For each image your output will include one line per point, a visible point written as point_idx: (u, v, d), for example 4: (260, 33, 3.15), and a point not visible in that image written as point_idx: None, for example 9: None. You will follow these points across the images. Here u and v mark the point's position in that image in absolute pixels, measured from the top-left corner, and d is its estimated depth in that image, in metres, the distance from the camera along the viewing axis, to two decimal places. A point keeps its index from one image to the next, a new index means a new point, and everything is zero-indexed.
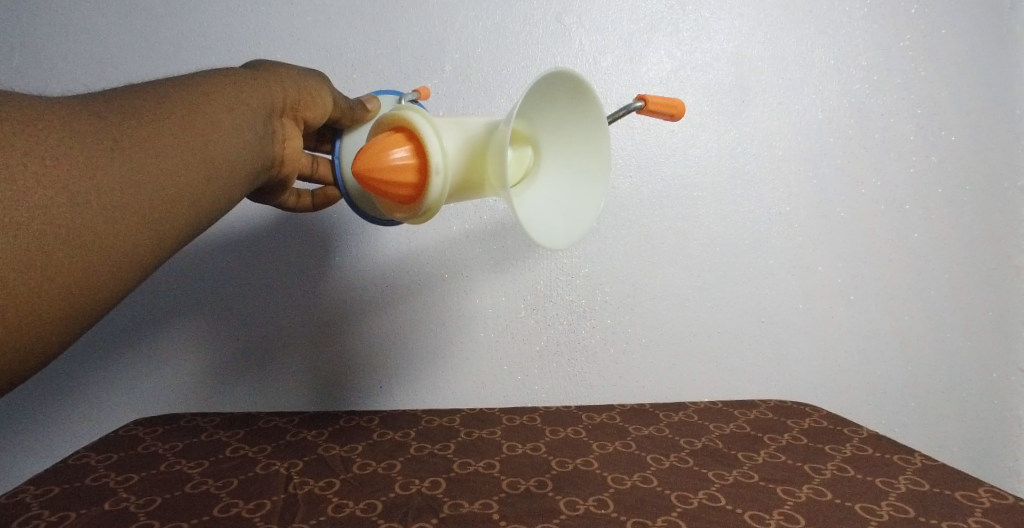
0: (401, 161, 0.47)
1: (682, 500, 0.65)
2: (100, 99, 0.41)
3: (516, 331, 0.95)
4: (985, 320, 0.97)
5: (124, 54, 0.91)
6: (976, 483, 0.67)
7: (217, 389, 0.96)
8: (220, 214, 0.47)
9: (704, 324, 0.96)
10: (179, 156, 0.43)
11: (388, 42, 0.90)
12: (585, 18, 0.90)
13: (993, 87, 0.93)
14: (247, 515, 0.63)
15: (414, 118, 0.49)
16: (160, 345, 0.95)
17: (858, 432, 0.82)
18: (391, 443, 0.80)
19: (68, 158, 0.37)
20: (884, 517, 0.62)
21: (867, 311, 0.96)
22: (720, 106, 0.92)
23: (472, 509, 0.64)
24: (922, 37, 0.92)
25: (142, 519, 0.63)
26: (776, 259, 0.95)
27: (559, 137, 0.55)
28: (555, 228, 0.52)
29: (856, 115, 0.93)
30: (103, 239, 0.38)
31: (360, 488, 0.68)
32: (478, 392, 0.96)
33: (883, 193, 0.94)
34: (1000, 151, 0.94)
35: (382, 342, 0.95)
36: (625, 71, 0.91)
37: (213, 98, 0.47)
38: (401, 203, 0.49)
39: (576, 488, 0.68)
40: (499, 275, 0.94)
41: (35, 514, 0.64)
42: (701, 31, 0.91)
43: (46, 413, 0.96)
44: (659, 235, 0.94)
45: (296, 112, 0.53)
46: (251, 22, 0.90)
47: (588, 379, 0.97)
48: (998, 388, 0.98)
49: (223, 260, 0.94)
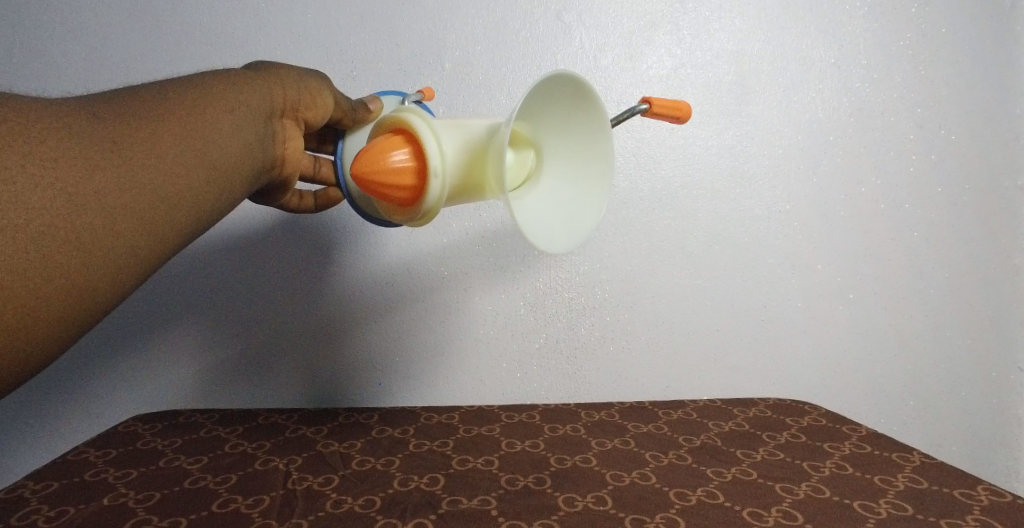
0: (400, 163, 0.47)
1: (682, 497, 0.66)
2: (99, 100, 0.41)
3: (515, 329, 0.95)
4: (984, 319, 0.97)
5: (121, 50, 0.91)
6: (974, 481, 0.68)
7: (217, 386, 0.96)
8: (221, 215, 0.47)
9: (704, 322, 0.96)
10: (179, 156, 0.42)
11: (388, 39, 0.89)
12: (585, 15, 0.90)
13: (994, 86, 0.93)
14: (246, 511, 0.64)
15: (413, 120, 0.49)
16: (160, 342, 0.95)
17: (857, 430, 0.82)
18: (390, 440, 0.80)
19: (65, 159, 0.37)
20: (882, 514, 0.62)
21: (867, 309, 0.96)
22: (720, 104, 0.92)
23: (470, 505, 0.64)
24: (923, 36, 0.92)
25: (141, 515, 0.63)
26: (776, 257, 0.95)
27: (561, 142, 0.55)
28: (554, 232, 0.51)
29: (855, 114, 0.93)
30: (101, 241, 0.38)
31: (359, 484, 0.69)
32: (478, 390, 0.96)
33: (883, 192, 0.94)
34: (1000, 151, 0.94)
35: (383, 340, 0.95)
36: (625, 69, 0.91)
37: (213, 99, 0.46)
38: (401, 205, 0.49)
39: (575, 485, 0.68)
40: (499, 275, 0.94)
41: (34, 510, 0.65)
42: (701, 29, 0.90)
43: (47, 408, 0.96)
44: (659, 233, 0.94)
45: (296, 113, 0.53)
46: (250, 18, 0.90)
47: (588, 377, 0.97)
48: (997, 387, 0.98)
49: (223, 257, 0.94)
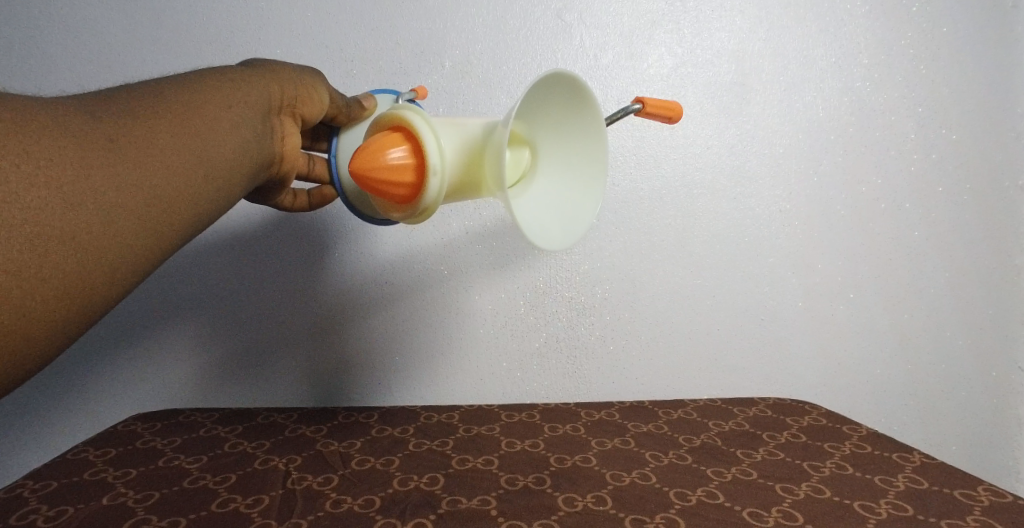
0: (397, 161, 0.47)
1: (681, 497, 0.65)
2: (96, 98, 0.41)
3: (516, 328, 0.95)
4: (985, 319, 0.97)
5: (122, 50, 0.91)
6: (975, 482, 0.67)
7: (216, 386, 0.96)
8: (219, 213, 0.47)
9: (705, 321, 0.96)
10: (177, 154, 0.42)
11: (388, 37, 0.89)
12: (585, 14, 0.89)
13: (995, 85, 0.93)
14: (246, 511, 0.63)
15: (412, 118, 0.48)
16: (161, 341, 0.95)
17: (857, 430, 0.82)
18: (390, 439, 0.80)
19: (60, 157, 0.37)
20: (882, 514, 0.62)
21: (868, 309, 0.96)
22: (721, 103, 0.92)
23: (471, 505, 0.64)
24: (923, 35, 0.91)
25: (140, 514, 0.63)
26: (777, 256, 0.95)
27: (556, 141, 0.55)
28: (550, 230, 0.51)
29: (856, 113, 0.92)
30: (99, 240, 0.38)
31: (358, 484, 0.68)
32: (478, 389, 0.96)
33: (884, 190, 0.94)
34: (1001, 150, 0.94)
35: (382, 339, 0.95)
36: (625, 68, 0.91)
37: (210, 96, 0.46)
38: (398, 203, 0.49)
39: (575, 485, 0.68)
40: (499, 272, 0.94)
41: (33, 509, 0.65)
42: (702, 28, 0.90)
43: (48, 407, 0.96)
44: (660, 232, 0.94)
45: (293, 109, 0.53)
46: (250, 17, 0.90)
47: (587, 377, 0.97)
48: (999, 387, 0.98)
49: (223, 257, 0.94)
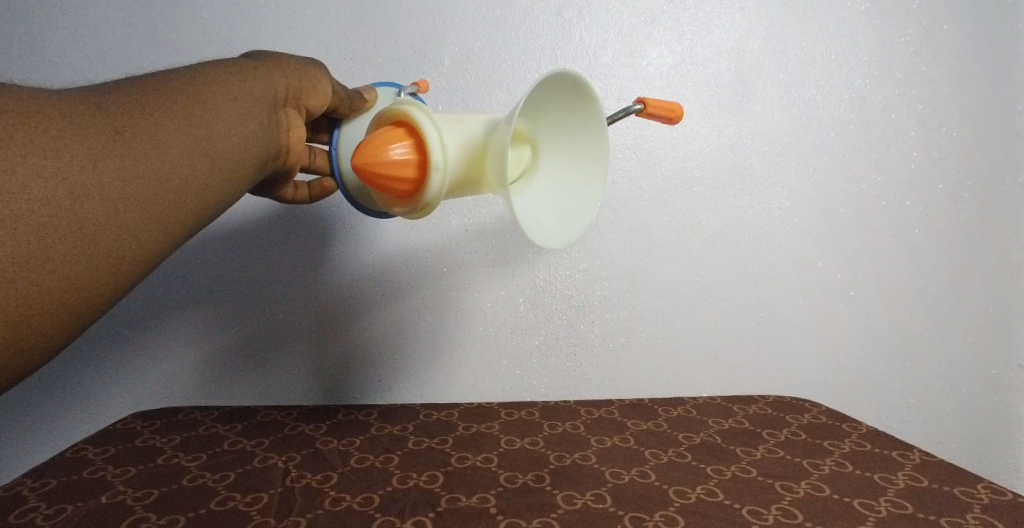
0: (400, 157, 0.46)
1: (681, 495, 0.65)
2: (100, 89, 0.41)
3: (515, 326, 0.95)
4: (984, 316, 0.97)
5: (121, 46, 0.90)
6: (975, 479, 0.67)
7: (216, 383, 0.96)
8: (225, 206, 0.47)
9: (704, 319, 0.96)
10: (183, 145, 0.42)
11: (387, 35, 0.89)
12: (585, 11, 0.89)
13: (995, 82, 0.93)
14: (245, 508, 0.63)
15: (415, 113, 0.48)
16: (161, 338, 0.95)
17: (857, 427, 0.82)
18: (390, 437, 0.80)
19: (66, 149, 0.36)
20: (882, 512, 0.62)
21: (868, 306, 0.96)
22: (721, 101, 0.92)
23: (470, 502, 0.64)
24: (923, 31, 0.91)
25: (140, 512, 0.63)
26: (776, 255, 0.95)
27: (557, 138, 0.55)
28: (549, 228, 0.51)
29: (856, 110, 0.92)
30: (106, 231, 0.37)
31: (357, 481, 0.68)
32: (478, 387, 0.96)
33: (884, 187, 0.94)
34: (1001, 147, 0.94)
35: (381, 337, 0.94)
36: (625, 65, 0.90)
37: (216, 88, 0.46)
38: (399, 198, 0.49)
39: (575, 483, 0.67)
40: (499, 270, 0.93)
41: (32, 507, 0.64)
42: (702, 25, 0.90)
43: (47, 408, 0.96)
44: (659, 229, 0.94)
45: (298, 101, 0.53)
46: (249, 14, 0.90)
47: (587, 374, 0.96)
48: (999, 385, 0.98)
49: (223, 253, 0.94)
